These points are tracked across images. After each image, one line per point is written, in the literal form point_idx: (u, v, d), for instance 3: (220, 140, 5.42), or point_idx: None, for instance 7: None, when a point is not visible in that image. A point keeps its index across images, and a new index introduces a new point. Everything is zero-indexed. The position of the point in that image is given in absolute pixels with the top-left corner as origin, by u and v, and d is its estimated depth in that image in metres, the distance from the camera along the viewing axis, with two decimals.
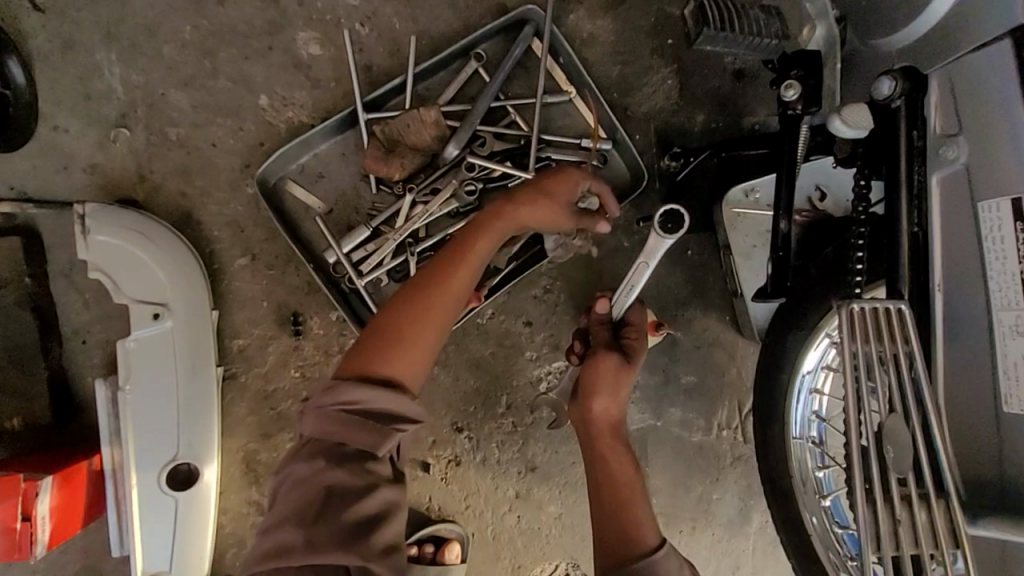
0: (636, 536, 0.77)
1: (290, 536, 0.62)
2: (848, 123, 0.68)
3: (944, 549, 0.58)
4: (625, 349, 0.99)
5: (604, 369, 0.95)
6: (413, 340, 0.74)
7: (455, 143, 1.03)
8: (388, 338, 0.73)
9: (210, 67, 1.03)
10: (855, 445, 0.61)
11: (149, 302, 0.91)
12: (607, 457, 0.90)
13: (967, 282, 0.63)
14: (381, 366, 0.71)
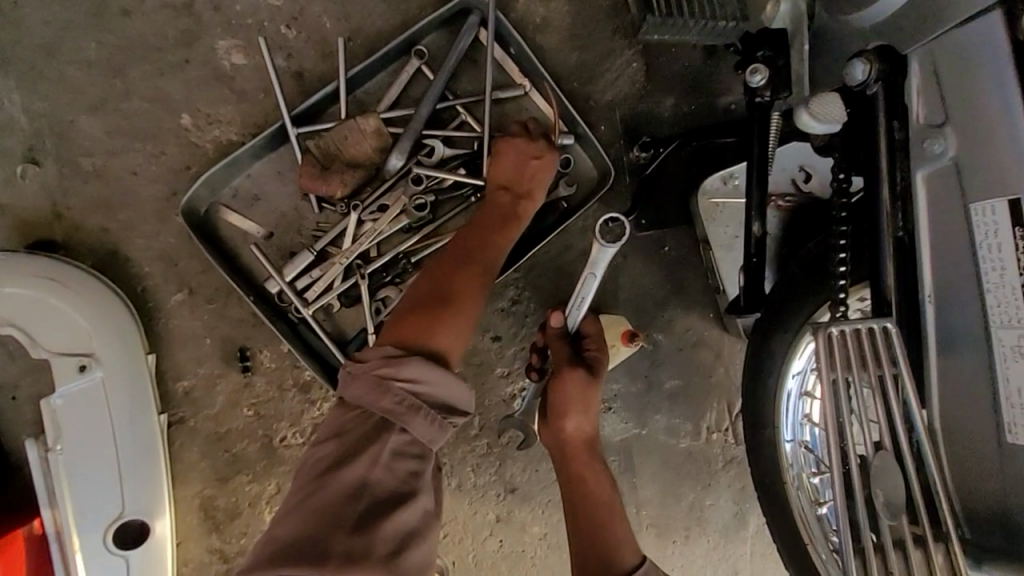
0: (617, 559, 0.76)
1: (321, 540, 0.54)
2: (817, 117, 0.59)
3: None
4: (589, 362, 0.94)
5: (569, 390, 0.91)
6: (450, 314, 0.73)
7: (399, 152, 0.95)
8: (425, 316, 0.71)
9: (122, 88, 0.93)
10: (838, 485, 0.55)
11: (75, 353, 0.84)
12: (585, 479, 0.89)
13: (961, 295, 0.56)
14: (428, 341, 0.69)
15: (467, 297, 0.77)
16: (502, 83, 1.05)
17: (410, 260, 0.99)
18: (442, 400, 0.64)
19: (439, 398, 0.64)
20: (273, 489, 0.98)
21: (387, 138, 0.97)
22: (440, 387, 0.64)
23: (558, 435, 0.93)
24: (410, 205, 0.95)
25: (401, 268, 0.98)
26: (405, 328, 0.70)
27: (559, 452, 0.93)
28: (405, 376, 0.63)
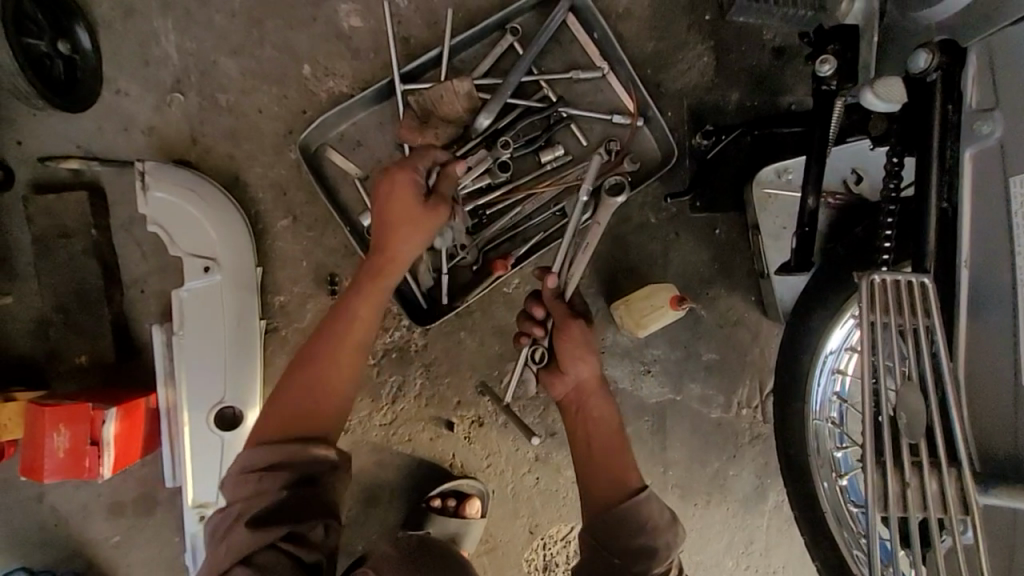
0: (624, 478, 0.91)
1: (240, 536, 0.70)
2: (880, 96, 0.68)
3: (953, 514, 0.60)
4: (585, 313, 1.01)
5: (573, 338, 0.98)
6: (334, 390, 0.84)
7: (486, 114, 1.06)
8: (297, 413, 0.81)
9: (258, 37, 1.08)
10: (868, 411, 0.63)
11: (201, 256, 0.98)
12: (592, 416, 0.97)
13: (995, 259, 0.64)
14: (298, 426, 0.79)
15: (333, 374, 0.85)
16: (583, 64, 1.16)
17: (485, 212, 1.12)
18: (271, 462, 0.75)
19: (269, 463, 0.75)
20: None
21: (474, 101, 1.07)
22: (286, 452, 0.75)
23: (572, 383, 0.99)
24: (495, 167, 1.09)
25: (476, 219, 1.11)
26: (267, 423, 0.79)
27: (573, 397, 0.99)
28: (232, 491, 0.74)
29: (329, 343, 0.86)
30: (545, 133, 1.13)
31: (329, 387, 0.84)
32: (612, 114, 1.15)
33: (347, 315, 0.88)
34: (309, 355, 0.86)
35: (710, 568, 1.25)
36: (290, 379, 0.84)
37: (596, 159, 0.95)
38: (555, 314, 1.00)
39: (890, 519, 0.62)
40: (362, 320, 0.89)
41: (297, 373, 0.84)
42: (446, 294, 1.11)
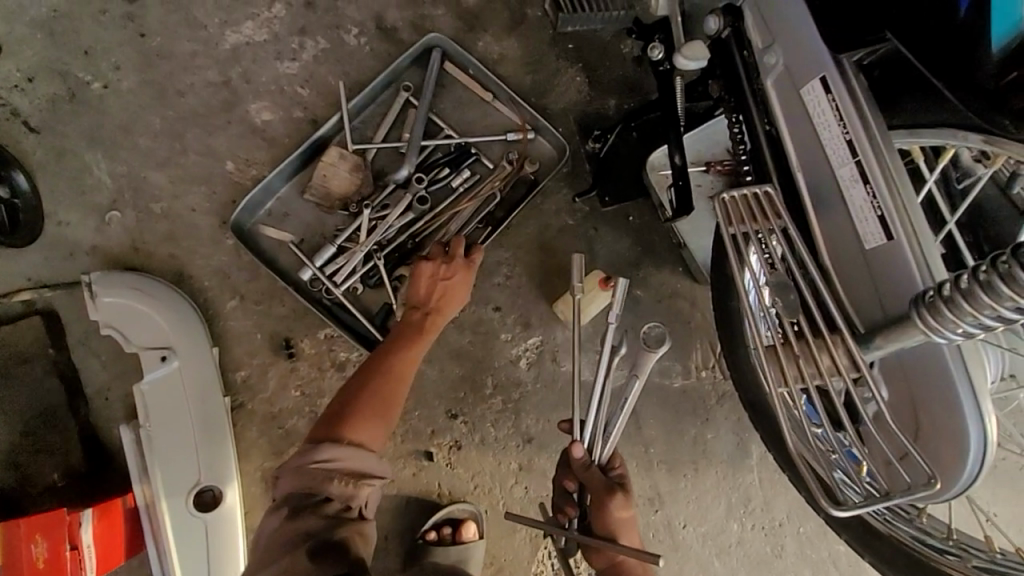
0: None
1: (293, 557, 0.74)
2: (688, 58, 0.84)
3: (840, 369, 0.68)
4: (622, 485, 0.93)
5: (618, 520, 0.90)
6: (388, 407, 0.94)
7: (407, 164, 1.20)
8: (369, 404, 0.92)
9: (181, 148, 1.20)
10: (745, 302, 0.73)
11: (158, 347, 1.04)
12: None
13: (815, 156, 0.72)
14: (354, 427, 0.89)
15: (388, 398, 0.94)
16: (468, 100, 1.30)
17: (415, 239, 1.22)
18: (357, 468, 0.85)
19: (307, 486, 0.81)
20: None
21: (352, 158, 1.19)
22: (359, 459, 0.86)
23: (613, 560, 0.94)
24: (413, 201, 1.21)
25: (408, 248, 1.21)
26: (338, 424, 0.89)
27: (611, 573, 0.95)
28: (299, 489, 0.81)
29: (381, 391, 0.94)
30: (451, 163, 1.25)
31: (391, 398, 0.95)
32: (507, 133, 1.28)
33: (400, 355, 1.00)
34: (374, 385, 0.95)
35: (717, 536, 1.26)
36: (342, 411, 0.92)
37: (622, 286, 0.90)
38: (590, 487, 0.91)
39: (789, 389, 0.70)
40: (387, 394, 0.95)
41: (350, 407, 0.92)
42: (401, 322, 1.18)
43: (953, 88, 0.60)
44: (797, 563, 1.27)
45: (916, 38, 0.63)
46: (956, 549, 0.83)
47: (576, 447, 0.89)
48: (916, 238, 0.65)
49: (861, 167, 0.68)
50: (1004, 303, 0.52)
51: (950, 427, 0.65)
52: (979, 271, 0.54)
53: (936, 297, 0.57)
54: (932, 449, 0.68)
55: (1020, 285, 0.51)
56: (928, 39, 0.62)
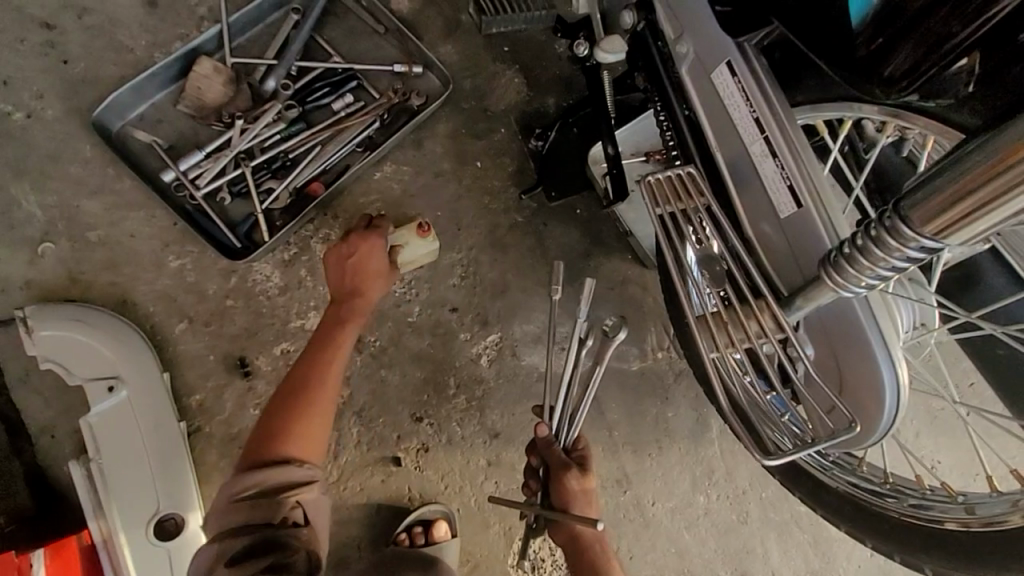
0: None
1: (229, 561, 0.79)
2: (605, 51, 0.91)
3: (766, 332, 0.72)
4: (585, 467, 0.97)
5: (574, 494, 0.93)
6: (307, 423, 0.95)
7: (273, 77, 1.24)
8: (275, 429, 0.94)
9: (114, 173, 1.18)
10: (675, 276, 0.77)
11: (103, 377, 1.01)
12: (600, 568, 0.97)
13: (730, 134, 0.77)
14: (278, 448, 0.91)
15: (317, 410, 0.97)
16: (361, 33, 1.34)
17: (289, 155, 1.24)
18: (273, 484, 0.87)
19: (249, 495, 0.85)
20: None
21: (227, 71, 1.22)
22: (277, 473, 0.87)
23: (573, 531, 0.98)
24: (284, 109, 1.23)
25: (281, 163, 1.23)
26: (263, 441, 0.93)
27: (571, 546, 0.99)
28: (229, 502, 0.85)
29: (288, 394, 0.98)
30: (333, 86, 1.28)
31: (306, 399, 0.97)
32: (393, 64, 1.31)
33: (318, 364, 1.02)
34: (295, 403, 0.97)
35: (685, 510, 1.31)
36: (266, 427, 0.95)
37: (591, 287, 0.91)
38: (551, 462, 0.96)
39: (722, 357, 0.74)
40: (303, 401, 0.97)
41: (269, 416, 0.96)
42: (265, 232, 1.19)
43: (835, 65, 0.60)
44: (762, 526, 1.32)
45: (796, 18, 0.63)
46: (893, 492, 0.87)
47: (540, 426, 0.94)
48: (823, 206, 0.70)
49: (769, 142, 0.73)
50: (893, 255, 0.56)
51: (869, 378, 0.71)
52: (868, 228, 0.57)
53: (838, 255, 0.61)
54: (855, 398, 0.74)
55: (903, 237, 0.54)
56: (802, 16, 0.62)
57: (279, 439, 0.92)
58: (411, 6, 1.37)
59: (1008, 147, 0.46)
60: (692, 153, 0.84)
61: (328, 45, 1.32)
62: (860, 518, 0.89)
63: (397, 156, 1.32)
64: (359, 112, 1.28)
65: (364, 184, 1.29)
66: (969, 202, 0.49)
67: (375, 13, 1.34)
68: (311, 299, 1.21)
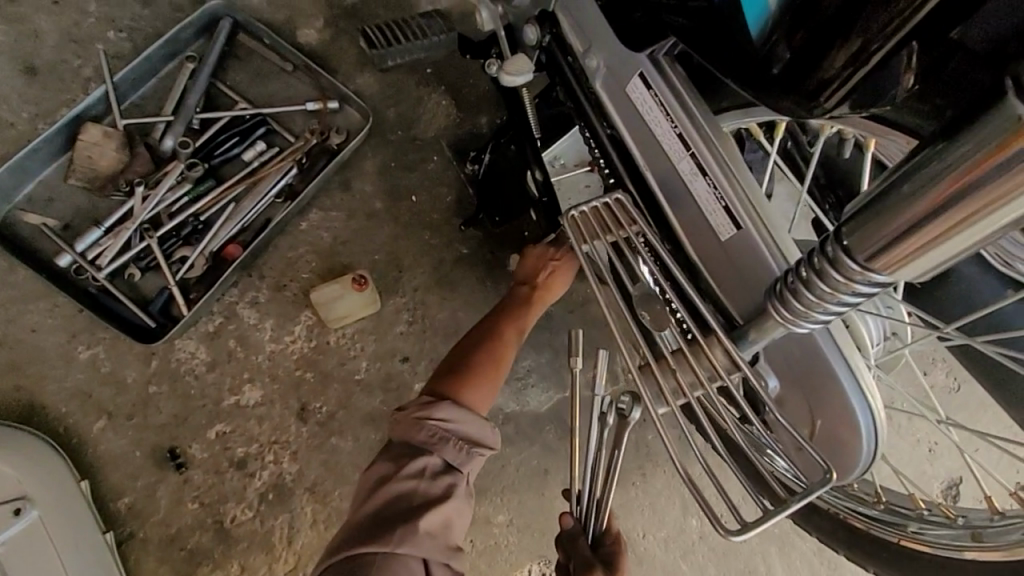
0: None
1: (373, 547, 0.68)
2: (511, 73, 0.80)
3: (721, 371, 0.64)
4: (616, 567, 0.80)
5: None
6: (481, 379, 0.89)
7: (171, 135, 1.14)
8: (460, 376, 0.88)
9: (5, 264, 1.07)
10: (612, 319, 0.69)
11: (11, 498, 0.91)
12: None
13: (655, 153, 0.69)
14: (463, 395, 0.85)
15: (491, 371, 0.91)
16: (267, 73, 1.24)
17: (199, 218, 1.13)
18: (466, 432, 0.77)
19: (420, 443, 0.74)
20: (238, 569, 1.02)
21: (120, 136, 1.12)
22: (469, 423, 0.78)
23: None
24: (187, 169, 1.14)
25: (191, 227, 1.13)
26: (463, 388, 0.86)
27: None
28: (392, 455, 0.74)
29: (484, 352, 0.92)
30: (241, 135, 1.18)
31: (494, 355, 0.93)
32: (306, 103, 1.22)
33: (493, 335, 0.95)
34: (475, 361, 0.91)
35: (679, 536, 1.23)
36: (453, 371, 0.89)
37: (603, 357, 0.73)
38: (573, 561, 0.80)
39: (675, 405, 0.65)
40: (484, 365, 0.90)
41: (478, 357, 0.91)
42: (182, 305, 1.09)
43: (746, 84, 0.52)
44: (761, 542, 1.25)
45: (696, 33, 0.56)
46: (891, 516, 0.79)
47: (568, 517, 0.81)
48: (763, 225, 0.63)
49: (696, 158, 0.65)
50: (841, 290, 0.48)
51: (840, 408, 0.65)
52: (811, 260, 0.49)
53: (783, 287, 0.53)
54: (829, 427, 0.67)
55: (847, 272, 0.46)
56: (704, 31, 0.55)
57: (462, 381, 0.87)
58: (319, 38, 1.28)
59: (952, 170, 0.36)
60: (620, 174, 0.76)
61: (230, 90, 1.22)
62: (858, 546, 0.82)
63: (324, 202, 1.22)
64: (273, 160, 1.18)
65: (290, 237, 1.19)
66: (914, 235, 0.40)
67: (280, 51, 1.24)
68: (244, 371, 1.11)
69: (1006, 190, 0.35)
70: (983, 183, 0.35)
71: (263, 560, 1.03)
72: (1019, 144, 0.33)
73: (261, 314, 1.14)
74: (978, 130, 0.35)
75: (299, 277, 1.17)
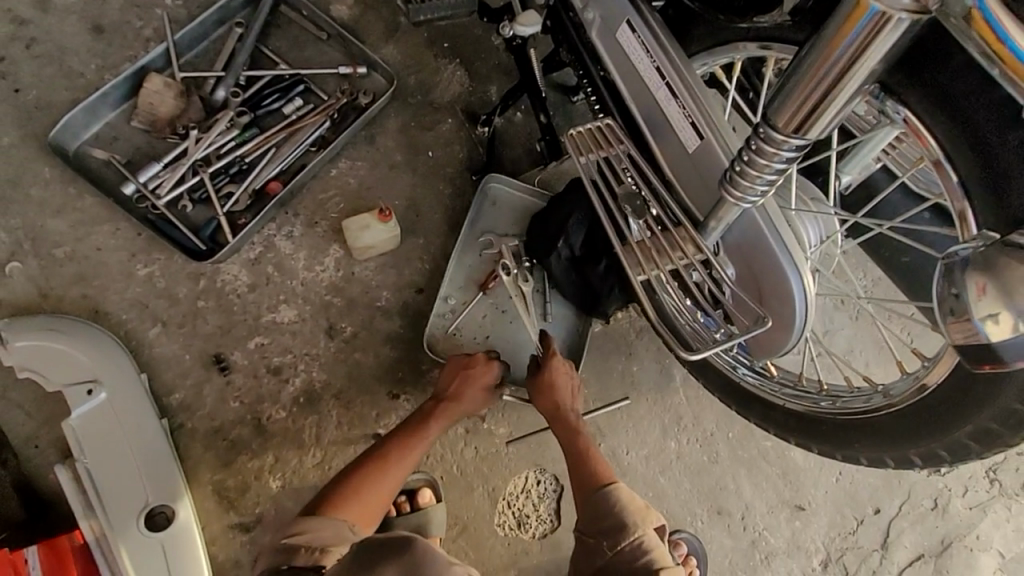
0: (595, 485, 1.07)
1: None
2: (522, 24, 0.99)
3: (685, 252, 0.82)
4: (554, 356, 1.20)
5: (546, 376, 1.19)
6: (368, 493, 1.04)
7: (222, 86, 1.30)
8: (337, 495, 1.03)
9: (76, 191, 1.23)
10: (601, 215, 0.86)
11: (83, 381, 1.07)
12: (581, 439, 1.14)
13: (639, 85, 0.86)
14: (338, 512, 1.00)
15: (376, 489, 1.05)
16: (304, 40, 1.41)
17: (245, 159, 1.29)
18: (323, 536, 0.90)
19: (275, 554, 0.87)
20: (272, 459, 1.17)
21: (178, 85, 1.28)
22: (322, 528, 0.92)
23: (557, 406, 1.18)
24: (236, 117, 1.30)
25: (238, 167, 1.28)
26: (336, 506, 1.01)
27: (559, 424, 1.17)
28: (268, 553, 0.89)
29: (367, 466, 1.07)
30: (281, 91, 1.34)
31: (378, 471, 1.07)
32: (338, 67, 1.38)
33: (387, 447, 1.10)
34: (369, 469, 1.07)
35: (658, 456, 1.38)
36: (333, 489, 1.03)
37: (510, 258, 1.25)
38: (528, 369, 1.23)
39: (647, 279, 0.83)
40: (364, 482, 1.05)
41: (354, 476, 1.06)
42: (228, 232, 1.24)
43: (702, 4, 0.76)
44: (732, 464, 1.40)
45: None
46: (827, 396, 0.94)
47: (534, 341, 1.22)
48: (721, 137, 0.79)
49: (670, 87, 0.82)
50: (773, 159, 0.64)
51: (780, 286, 0.80)
52: (749, 143, 0.65)
53: (731, 172, 0.69)
54: (771, 306, 0.83)
55: (775, 142, 0.62)
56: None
57: (337, 503, 1.02)
58: (351, 12, 1.45)
59: (828, 46, 0.53)
60: (612, 108, 0.93)
61: (273, 54, 1.39)
62: (805, 427, 0.96)
63: (352, 152, 1.37)
64: (308, 114, 1.34)
65: (321, 181, 1.34)
66: (812, 101, 0.57)
67: (317, 21, 1.41)
68: (279, 294, 1.26)
69: (861, 53, 0.52)
70: (846, 50, 0.53)
71: (294, 453, 1.18)
72: (862, 17, 0.50)
73: (295, 246, 1.29)
74: (835, 15, 0.52)
75: (329, 216, 1.32)
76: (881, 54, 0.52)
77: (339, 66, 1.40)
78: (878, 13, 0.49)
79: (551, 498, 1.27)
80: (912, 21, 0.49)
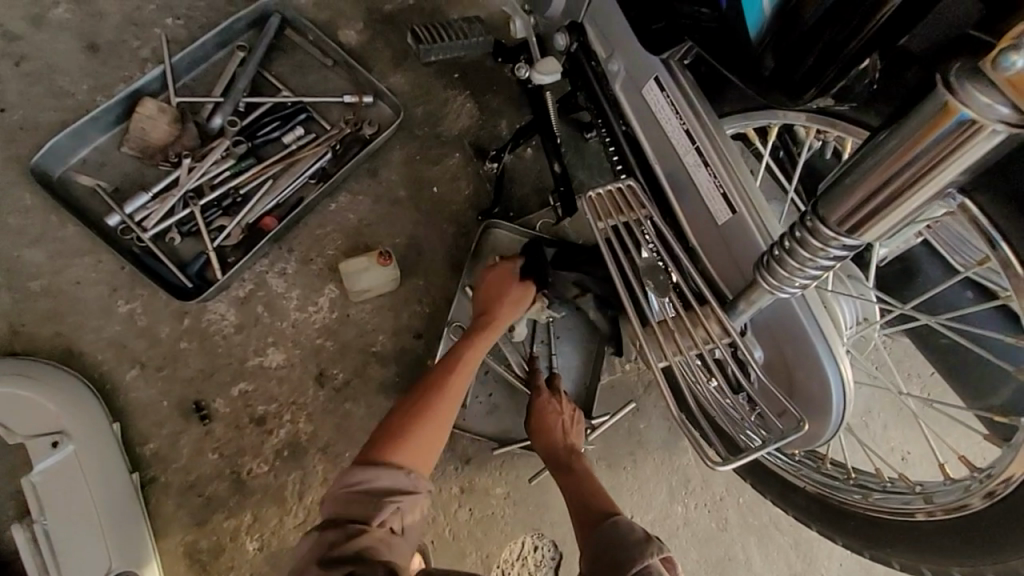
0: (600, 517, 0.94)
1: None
2: (541, 73, 0.94)
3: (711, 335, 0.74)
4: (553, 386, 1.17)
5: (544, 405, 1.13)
6: (432, 411, 0.94)
7: (220, 114, 1.24)
8: (403, 426, 0.90)
9: (57, 220, 1.16)
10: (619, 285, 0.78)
11: (49, 431, 0.99)
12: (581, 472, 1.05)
13: (665, 146, 0.79)
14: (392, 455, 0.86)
15: (433, 437, 0.91)
16: (309, 66, 1.35)
17: (240, 191, 1.22)
18: (388, 483, 0.82)
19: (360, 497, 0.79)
20: (250, 518, 1.08)
21: (172, 111, 1.21)
22: (384, 475, 0.82)
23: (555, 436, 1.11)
24: (231, 146, 1.23)
25: (231, 199, 1.21)
26: (382, 448, 0.87)
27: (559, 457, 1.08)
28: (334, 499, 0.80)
29: (405, 411, 0.93)
30: (282, 119, 1.28)
31: (417, 418, 0.92)
32: (342, 96, 1.32)
33: (440, 382, 0.98)
34: (415, 408, 0.94)
35: (664, 521, 1.30)
36: (387, 431, 0.90)
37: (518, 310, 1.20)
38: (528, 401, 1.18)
39: (669, 361, 0.75)
40: (402, 432, 0.89)
41: (398, 419, 0.92)
42: (217, 269, 1.17)
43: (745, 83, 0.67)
44: (743, 533, 1.31)
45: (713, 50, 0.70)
46: (858, 488, 0.86)
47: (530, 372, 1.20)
48: (756, 211, 0.72)
49: (700, 152, 0.75)
50: (818, 256, 0.57)
51: (816, 375, 0.73)
52: (792, 231, 0.58)
53: (768, 258, 0.62)
54: (804, 395, 0.76)
55: (824, 238, 0.55)
56: (718, 46, 0.69)
57: (391, 446, 0.87)
58: (359, 38, 1.38)
59: (900, 145, 0.46)
60: (633, 166, 0.86)
61: (275, 80, 1.32)
62: (832, 520, 0.88)
63: (353, 186, 1.30)
64: (308, 145, 1.27)
65: (319, 215, 1.27)
66: (872, 203, 0.50)
67: (322, 47, 1.35)
68: (268, 335, 1.18)
69: (940, 159, 0.45)
70: (922, 153, 0.45)
71: (274, 512, 1.09)
72: (947, 122, 0.43)
73: (288, 284, 1.22)
74: (915, 114, 0.45)
75: (325, 253, 1.25)
76: (965, 165, 0.45)
77: (344, 94, 1.33)
78: (967, 121, 0.42)
79: (548, 566, 1.19)
80: (1008, 134, 0.42)
